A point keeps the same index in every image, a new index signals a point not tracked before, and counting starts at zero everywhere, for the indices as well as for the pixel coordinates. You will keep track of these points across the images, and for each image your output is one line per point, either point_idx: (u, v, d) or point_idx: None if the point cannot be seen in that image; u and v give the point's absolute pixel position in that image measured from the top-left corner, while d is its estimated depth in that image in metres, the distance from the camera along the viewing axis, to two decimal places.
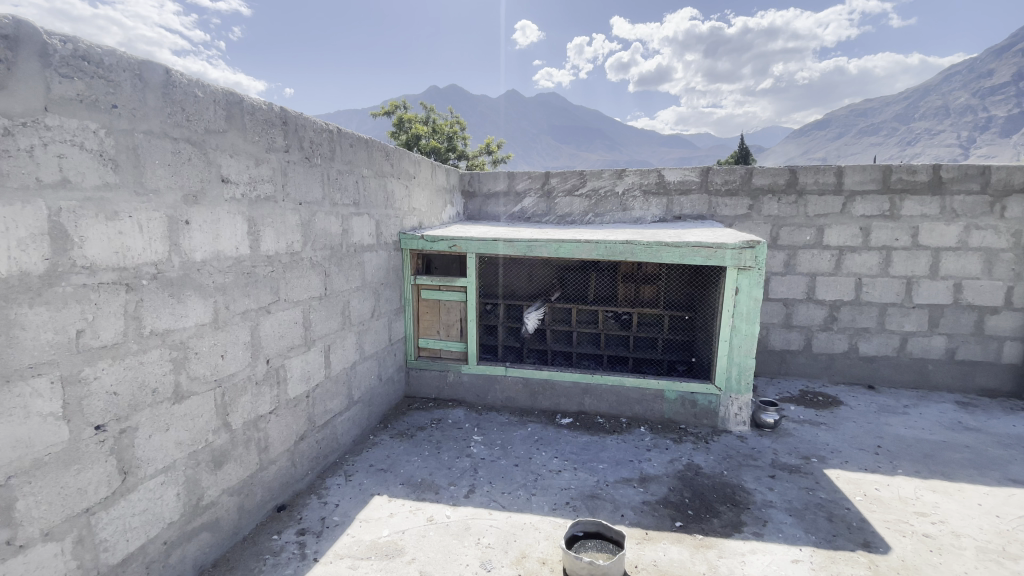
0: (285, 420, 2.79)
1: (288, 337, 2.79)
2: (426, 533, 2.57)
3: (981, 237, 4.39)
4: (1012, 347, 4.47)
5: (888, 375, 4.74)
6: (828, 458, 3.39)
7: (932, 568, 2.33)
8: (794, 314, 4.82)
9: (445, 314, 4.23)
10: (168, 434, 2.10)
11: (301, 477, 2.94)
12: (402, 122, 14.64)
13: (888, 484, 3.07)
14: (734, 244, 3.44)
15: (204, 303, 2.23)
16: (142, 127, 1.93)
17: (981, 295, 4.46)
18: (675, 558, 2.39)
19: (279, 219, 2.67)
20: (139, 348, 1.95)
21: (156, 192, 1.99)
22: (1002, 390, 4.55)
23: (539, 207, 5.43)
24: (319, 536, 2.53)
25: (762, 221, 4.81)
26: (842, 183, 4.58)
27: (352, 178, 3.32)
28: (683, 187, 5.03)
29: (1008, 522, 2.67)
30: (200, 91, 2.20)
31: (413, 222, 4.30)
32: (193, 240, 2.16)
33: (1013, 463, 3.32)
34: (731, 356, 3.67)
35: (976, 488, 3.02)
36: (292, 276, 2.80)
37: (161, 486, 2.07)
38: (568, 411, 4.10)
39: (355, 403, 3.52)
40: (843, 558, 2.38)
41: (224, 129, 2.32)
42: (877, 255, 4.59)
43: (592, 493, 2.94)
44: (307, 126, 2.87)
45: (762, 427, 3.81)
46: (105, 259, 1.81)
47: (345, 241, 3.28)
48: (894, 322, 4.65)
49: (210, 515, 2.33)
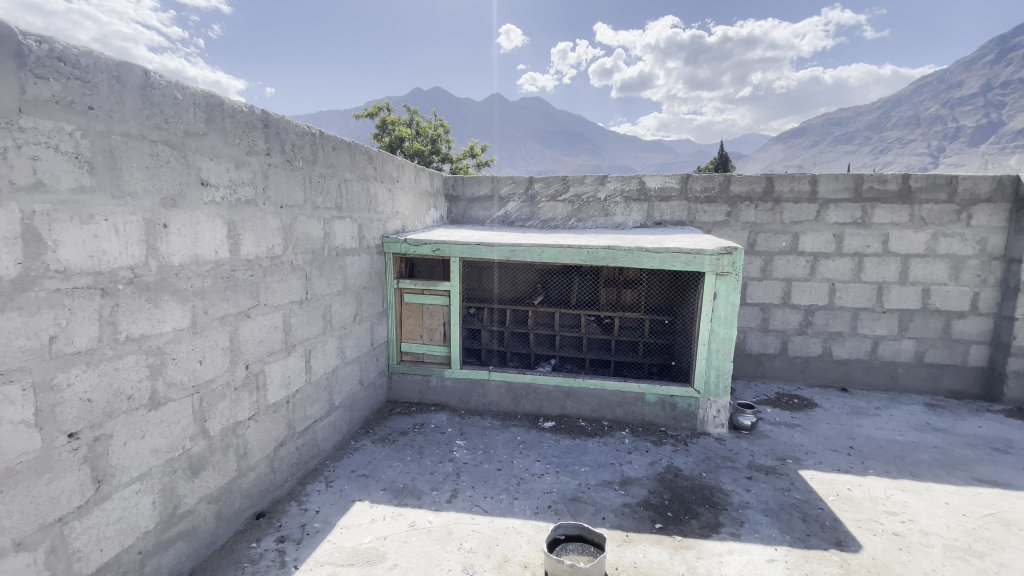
0: (264, 426, 2.76)
1: (268, 341, 2.76)
2: (408, 538, 2.57)
3: (948, 245, 4.57)
4: (978, 351, 4.65)
5: (861, 377, 4.88)
6: (803, 459, 3.47)
7: (902, 566, 2.40)
8: (770, 318, 4.93)
9: (428, 318, 4.22)
10: (144, 441, 2.06)
11: (280, 484, 2.91)
12: (385, 123, 14.55)
13: (860, 484, 3.16)
14: (712, 250, 3.51)
15: (182, 307, 2.20)
16: (118, 129, 1.90)
17: (948, 300, 4.63)
18: (655, 560, 2.42)
19: (259, 223, 2.65)
20: (114, 354, 1.91)
21: (133, 195, 1.96)
22: (968, 391, 4.72)
23: (523, 212, 5.47)
24: (299, 544, 2.50)
25: (740, 228, 4.92)
26: (817, 192, 4.71)
27: (334, 181, 3.30)
28: (664, 193, 5.11)
29: (973, 520, 2.77)
30: (179, 93, 2.17)
31: (396, 226, 4.29)
32: (171, 244, 2.13)
33: (978, 463, 3.45)
34: (710, 359, 3.74)
35: (943, 487, 3.12)
36: (272, 281, 2.77)
37: (136, 495, 2.03)
38: (550, 415, 4.12)
39: (337, 408, 3.49)
40: (817, 557, 2.45)
41: (204, 132, 2.29)
42: (849, 261, 4.73)
43: (574, 497, 2.96)
44: (288, 128, 2.85)
45: (739, 430, 3.89)
46: (79, 264, 1.77)
47: (327, 244, 3.26)
48: (866, 327, 4.79)
49: (187, 524, 2.29)
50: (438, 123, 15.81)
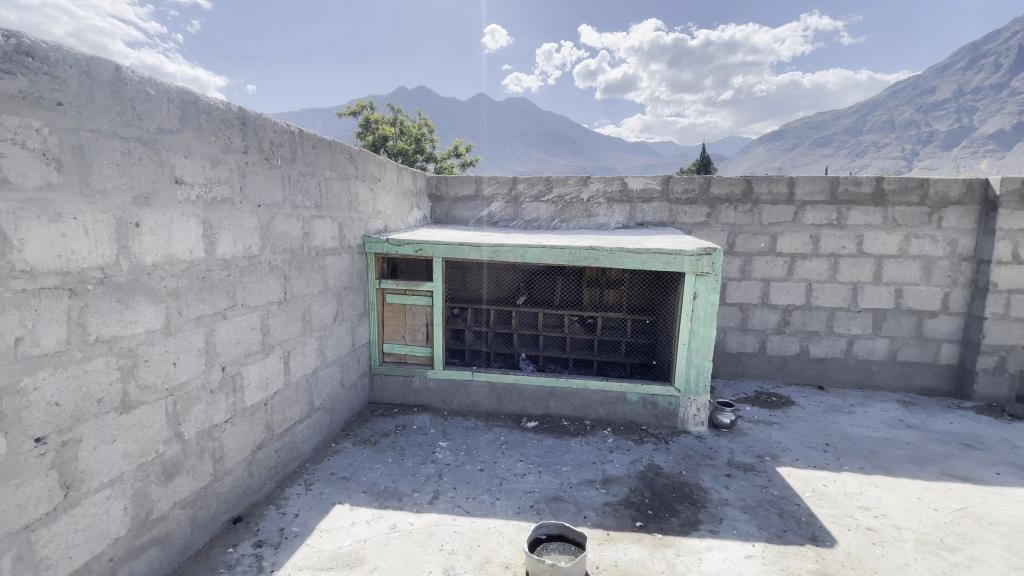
0: (241, 429, 2.71)
1: (245, 343, 2.71)
2: (388, 541, 2.55)
3: (920, 246, 4.69)
4: (949, 349, 4.78)
5: (837, 375, 4.98)
6: (780, 456, 3.53)
7: (875, 560, 2.46)
8: (749, 317, 5.01)
9: (410, 319, 4.20)
10: (115, 446, 2.01)
11: (258, 487, 2.86)
12: (368, 122, 14.41)
13: (835, 480, 3.23)
14: (692, 251, 3.56)
15: (154, 308, 2.15)
16: (88, 126, 1.85)
17: (920, 300, 4.76)
18: (635, 558, 2.44)
19: (236, 222, 2.60)
20: (83, 356, 1.86)
21: (104, 194, 1.91)
22: (939, 388, 4.86)
23: (507, 212, 5.47)
24: (277, 549, 2.46)
25: (720, 229, 4.99)
26: (794, 194, 4.80)
27: (314, 180, 3.26)
28: (646, 195, 5.16)
29: (944, 515, 2.85)
30: (152, 89, 2.12)
31: (377, 225, 4.26)
32: (143, 243, 2.08)
33: (949, 459, 3.55)
34: (691, 358, 3.78)
35: (915, 483, 3.21)
36: (249, 281, 2.72)
37: (107, 501, 1.98)
38: (533, 415, 4.13)
39: (316, 410, 3.44)
40: (793, 553, 2.49)
41: (178, 129, 2.24)
42: (826, 262, 4.83)
43: (556, 496, 2.97)
44: (266, 126, 2.81)
45: (719, 428, 3.93)
46: (46, 263, 1.72)
47: (306, 243, 3.22)
48: (842, 326, 4.90)
49: (160, 529, 2.24)
50: (422, 122, 15.72)
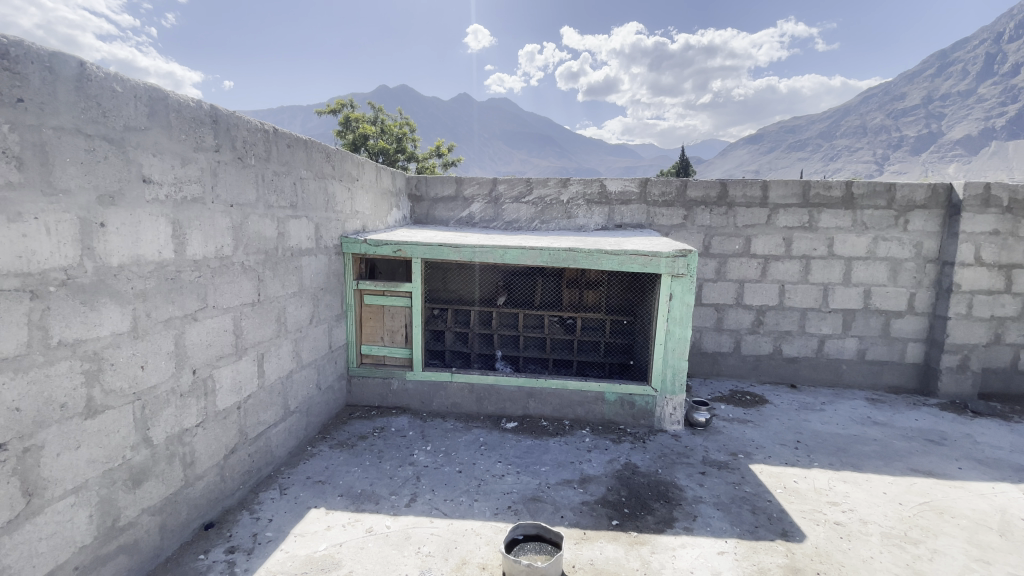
0: (213, 433, 2.66)
1: (216, 345, 2.66)
2: (364, 544, 2.53)
3: (888, 248, 4.84)
4: (915, 348, 4.94)
5: (809, 374, 5.11)
6: (753, 454, 3.61)
7: (842, 554, 2.53)
8: (724, 318, 5.10)
9: (389, 320, 4.17)
10: (79, 452, 1.95)
11: (231, 493, 2.81)
12: (349, 121, 14.23)
13: (805, 476, 3.31)
14: (668, 252, 3.62)
15: (121, 311, 2.09)
16: (50, 123, 1.80)
17: (887, 301, 4.91)
18: (610, 556, 2.47)
19: (207, 222, 2.55)
20: (45, 360, 1.80)
21: (66, 193, 1.85)
22: (906, 386, 5.02)
23: (487, 213, 5.48)
24: (250, 554, 2.42)
25: (696, 230, 5.07)
26: (767, 197, 4.91)
27: (289, 180, 3.22)
28: (624, 197, 5.21)
29: (909, 509, 2.95)
30: (119, 86, 2.06)
31: (355, 226, 4.22)
32: (108, 244, 2.02)
33: (913, 454, 3.67)
34: (667, 358, 3.84)
35: (882, 478, 3.31)
36: (221, 281, 2.67)
37: (71, 508, 1.92)
38: (513, 415, 4.14)
39: (292, 413, 3.39)
40: (764, 548, 2.55)
41: (145, 127, 2.19)
42: (798, 263, 4.95)
43: (534, 496, 2.99)
44: (239, 125, 2.76)
45: (694, 427, 3.99)
46: (6, 264, 1.66)
47: (281, 244, 3.17)
48: (813, 326, 5.02)
49: (128, 537, 2.18)
50: (404, 122, 15.61)
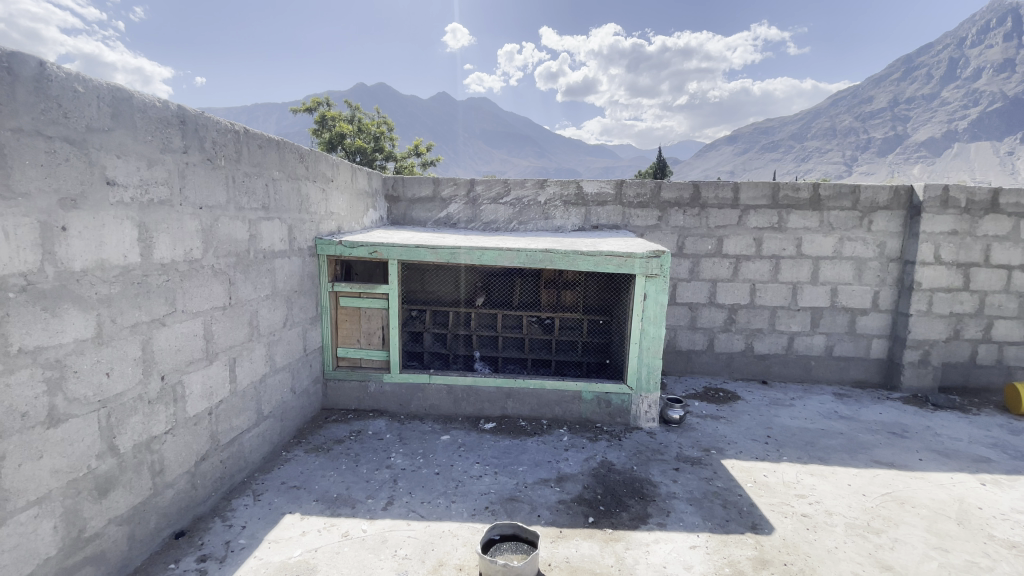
0: (183, 439, 2.60)
1: (186, 350, 2.61)
2: (340, 549, 2.51)
3: (853, 248, 5.01)
4: (879, 344, 5.13)
5: (779, 370, 5.25)
6: (725, 449, 3.70)
7: (809, 544, 2.62)
8: (698, 316, 5.21)
9: (365, 322, 4.14)
10: (41, 462, 1.90)
11: (202, 500, 2.75)
12: (325, 120, 14.08)
13: (775, 470, 3.41)
14: (642, 253, 3.67)
15: (84, 316, 2.04)
16: (10, 124, 1.75)
17: (853, 299, 5.08)
18: (586, 553, 2.50)
19: (175, 226, 2.50)
20: (5, 368, 1.75)
21: (26, 196, 1.80)
22: (872, 380, 5.20)
23: (464, 214, 5.48)
24: (222, 562, 2.39)
25: (670, 232, 5.16)
26: (738, 199, 5.03)
27: (261, 182, 3.18)
28: (600, 198, 5.28)
29: (872, 500, 3.06)
30: (80, 85, 2.01)
31: (330, 227, 4.17)
32: (71, 248, 1.97)
33: (877, 447, 3.81)
34: (642, 357, 3.90)
35: (847, 470, 3.43)
36: (191, 285, 2.62)
37: (34, 519, 1.87)
38: (491, 416, 4.16)
39: (266, 418, 3.35)
40: (734, 541, 2.62)
41: (109, 128, 2.14)
42: (768, 263, 5.09)
43: (512, 496, 3.01)
44: (208, 126, 2.72)
45: (669, 424, 4.07)
46: None
47: (253, 246, 3.12)
48: (783, 324, 5.17)
49: (94, 548, 2.12)
50: (382, 121, 15.51)
